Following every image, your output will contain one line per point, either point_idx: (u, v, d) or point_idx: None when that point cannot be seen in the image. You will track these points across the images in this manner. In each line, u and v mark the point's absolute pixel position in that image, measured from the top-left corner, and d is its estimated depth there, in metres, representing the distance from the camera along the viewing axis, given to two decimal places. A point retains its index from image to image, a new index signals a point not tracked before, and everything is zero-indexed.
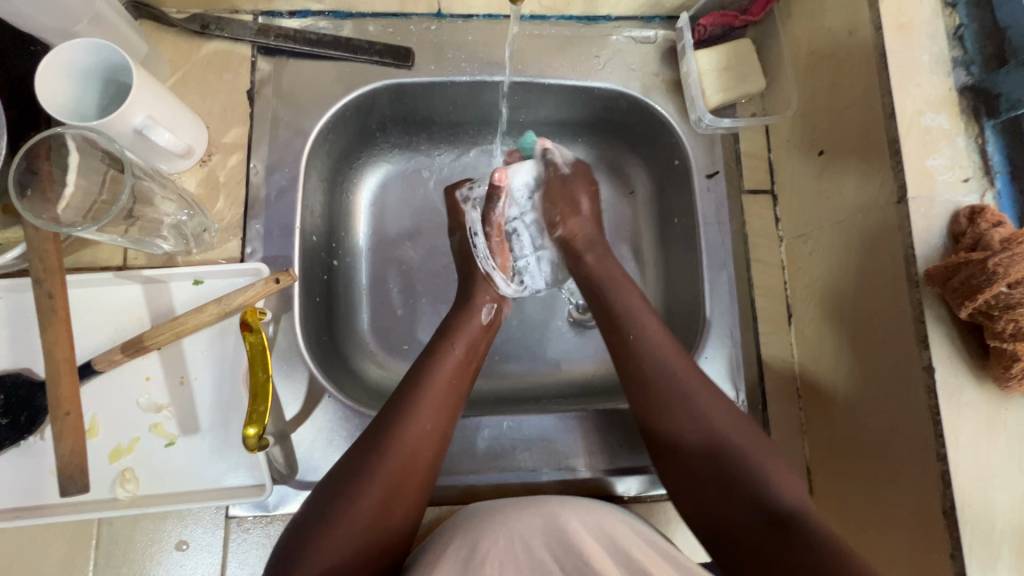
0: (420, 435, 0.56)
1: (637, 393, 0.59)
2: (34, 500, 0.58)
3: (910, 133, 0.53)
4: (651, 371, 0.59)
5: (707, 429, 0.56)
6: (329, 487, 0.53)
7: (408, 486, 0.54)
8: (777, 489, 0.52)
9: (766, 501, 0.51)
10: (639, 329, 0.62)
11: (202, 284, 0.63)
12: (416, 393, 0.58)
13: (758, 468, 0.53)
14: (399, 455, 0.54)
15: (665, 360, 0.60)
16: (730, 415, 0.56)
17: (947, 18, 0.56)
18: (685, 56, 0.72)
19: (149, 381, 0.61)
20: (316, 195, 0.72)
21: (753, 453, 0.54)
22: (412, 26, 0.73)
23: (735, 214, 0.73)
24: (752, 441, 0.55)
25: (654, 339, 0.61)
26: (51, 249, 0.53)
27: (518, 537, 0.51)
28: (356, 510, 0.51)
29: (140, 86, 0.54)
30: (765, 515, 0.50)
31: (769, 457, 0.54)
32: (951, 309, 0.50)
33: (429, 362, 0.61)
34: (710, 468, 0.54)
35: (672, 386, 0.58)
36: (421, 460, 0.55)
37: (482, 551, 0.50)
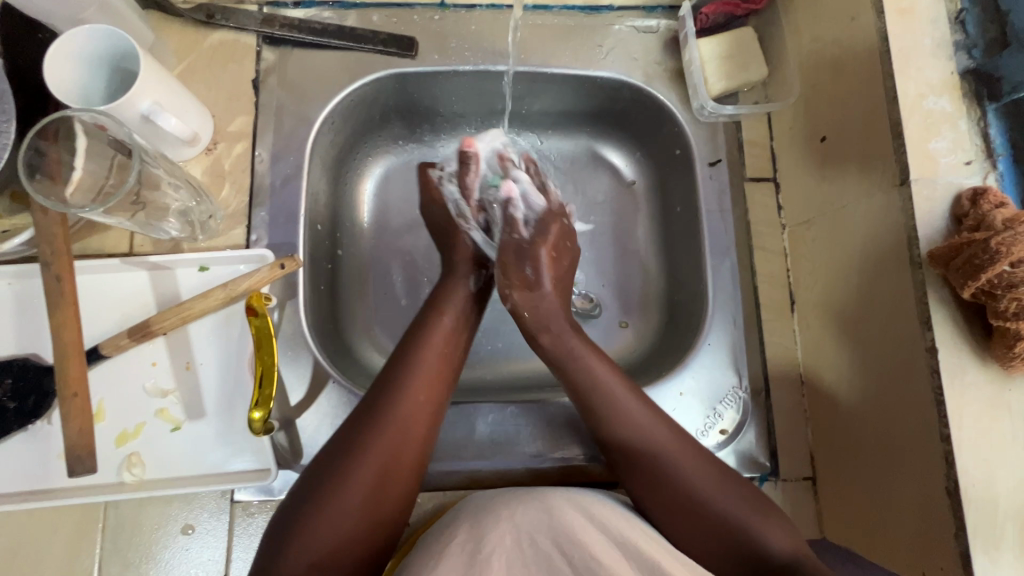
0: (412, 405, 0.56)
1: (618, 441, 0.59)
2: (41, 484, 0.59)
3: (912, 117, 0.54)
4: (624, 435, 0.59)
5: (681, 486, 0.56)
6: (325, 460, 0.53)
7: (403, 460, 0.54)
8: (765, 540, 0.52)
9: (764, 559, 0.52)
10: (585, 364, 0.63)
11: (208, 270, 0.64)
12: (406, 366, 0.59)
13: (744, 528, 0.53)
14: (392, 429, 0.54)
15: (645, 435, 0.59)
16: (718, 479, 0.56)
17: (949, 2, 0.56)
18: (687, 44, 0.73)
19: (155, 366, 0.62)
20: (320, 183, 0.72)
21: (734, 510, 0.54)
22: (415, 16, 0.73)
23: (738, 202, 0.73)
24: (738, 496, 0.55)
25: (622, 406, 0.60)
26: (59, 233, 0.54)
27: (520, 531, 0.51)
28: (351, 484, 0.51)
29: (147, 71, 0.55)
30: (755, 567, 0.52)
31: (765, 520, 0.54)
32: (954, 289, 0.50)
33: (419, 336, 0.62)
34: (677, 515, 0.56)
35: (600, 397, 0.61)
36: (415, 434, 0.55)
37: (487, 543, 0.50)
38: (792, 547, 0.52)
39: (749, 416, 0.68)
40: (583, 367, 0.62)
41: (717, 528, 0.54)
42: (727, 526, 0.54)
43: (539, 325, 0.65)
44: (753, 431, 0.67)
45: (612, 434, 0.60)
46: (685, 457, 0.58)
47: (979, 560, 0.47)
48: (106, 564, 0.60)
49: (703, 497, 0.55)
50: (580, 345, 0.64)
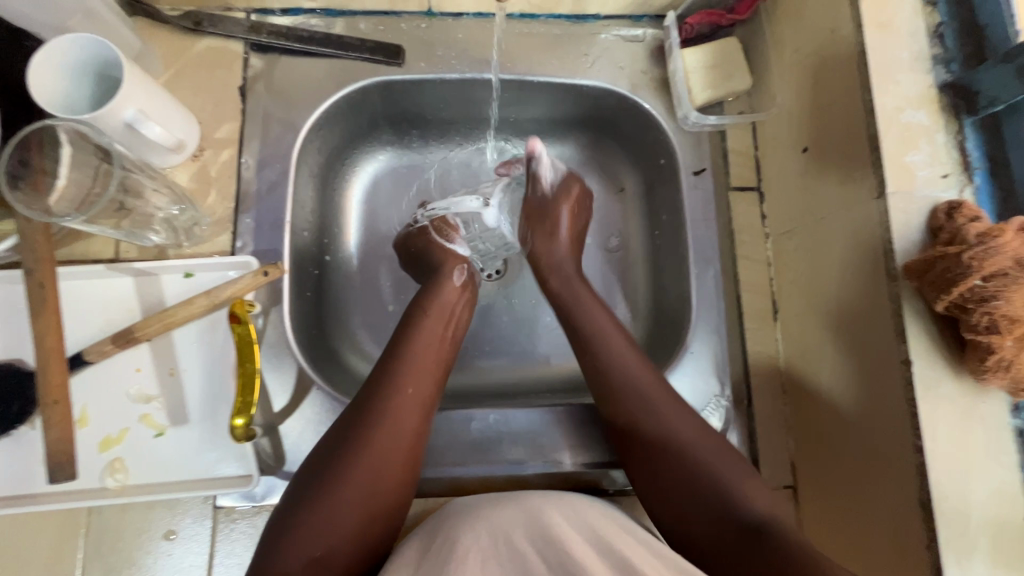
0: (402, 402, 0.57)
1: (594, 368, 0.63)
2: (24, 489, 0.59)
3: (890, 130, 0.54)
4: (615, 380, 0.61)
5: (670, 437, 0.57)
6: (319, 459, 0.54)
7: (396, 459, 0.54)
8: (740, 496, 0.52)
9: (732, 512, 0.51)
10: (587, 320, 0.66)
11: (193, 277, 0.64)
12: (397, 366, 0.59)
13: (726, 487, 0.53)
14: (384, 429, 0.55)
15: (637, 381, 0.61)
16: (692, 426, 0.57)
17: (927, 16, 0.57)
18: (672, 54, 0.73)
19: (139, 372, 0.62)
20: (307, 189, 0.72)
21: (717, 466, 0.54)
22: (402, 24, 0.74)
23: (722, 211, 0.73)
24: (718, 451, 0.56)
25: (616, 355, 0.63)
26: (42, 240, 0.54)
27: (495, 533, 0.51)
28: (345, 481, 0.51)
29: (131, 79, 0.55)
30: (732, 525, 0.51)
31: (731, 470, 0.54)
32: (929, 303, 0.51)
33: (406, 336, 0.63)
34: (664, 462, 0.56)
35: (603, 348, 0.63)
36: (406, 432, 0.56)
37: (463, 545, 0.50)
38: (767, 509, 0.51)
39: (731, 424, 0.68)
40: (587, 317, 0.66)
41: (700, 489, 0.53)
42: (695, 470, 0.54)
43: (551, 270, 0.71)
44: (735, 439, 0.68)
45: (594, 364, 0.63)
46: (678, 416, 0.58)
47: (951, 571, 0.47)
48: (89, 569, 0.60)
49: (681, 451, 0.56)
50: (580, 293, 0.68)
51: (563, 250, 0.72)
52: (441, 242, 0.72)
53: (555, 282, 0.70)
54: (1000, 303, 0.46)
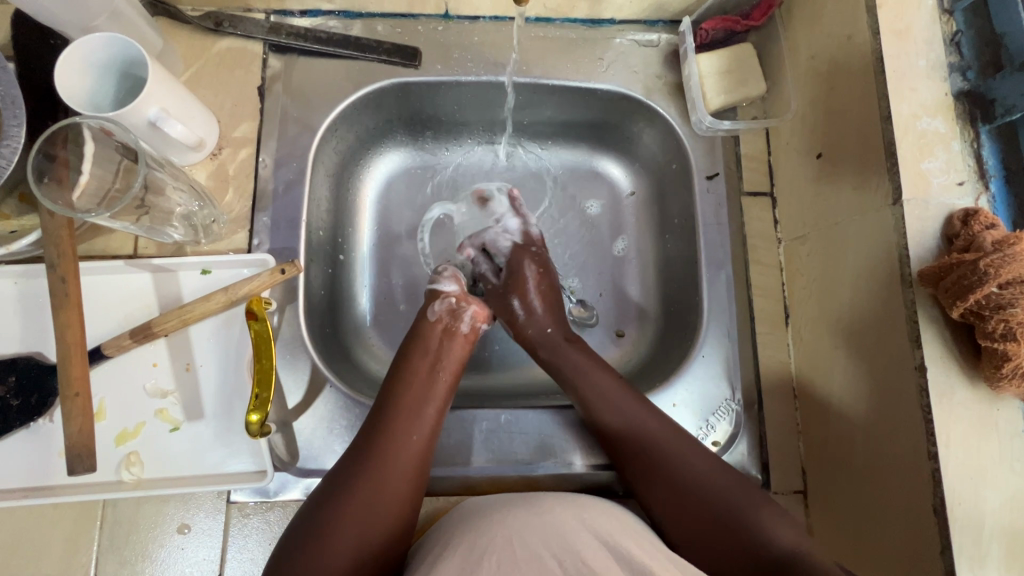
0: (390, 450, 0.57)
1: (613, 433, 0.62)
2: (42, 480, 0.60)
3: (906, 137, 0.54)
4: (615, 422, 0.62)
5: (699, 497, 0.56)
6: (313, 508, 0.54)
7: (395, 495, 0.55)
8: (770, 536, 0.52)
9: (761, 553, 0.52)
10: (600, 401, 0.63)
11: (210, 273, 0.65)
12: (395, 401, 0.60)
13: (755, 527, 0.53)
14: (382, 467, 0.55)
15: (661, 444, 0.60)
16: (708, 465, 0.58)
17: (944, 24, 0.57)
18: (687, 59, 0.74)
19: (156, 367, 0.63)
20: (323, 188, 0.73)
21: (747, 511, 0.54)
22: (419, 26, 0.74)
23: (734, 215, 0.74)
24: (737, 485, 0.57)
25: (607, 389, 0.63)
26: (65, 234, 0.55)
27: (510, 533, 0.53)
28: (331, 549, 0.51)
29: (155, 78, 0.56)
30: (766, 564, 0.51)
31: (762, 514, 0.54)
32: (944, 310, 0.51)
33: (403, 370, 0.63)
34: (695, 512, 0.56)
35: (626, 433, 0.61)
36: (407, 467, 0.56)
37: (482, 543, 0.52)
38: (795, 543, 0.52)
39: (741, 429, 0.68)
40: (604, 408, 0.63)
41: (730, 533, 0.54)
42: (717, 507, 0.55)
43: (527, 321, 0.71)
44: (745, 444, 0.68)
45: (613, 429, 0.62)
46: (697, 461, 0.58)
47: None
48: (103, 561, 0.60)
49: (716, 501, 0.56)
50: (581, 359, 0.67)
51: (540, 314, 0.71)
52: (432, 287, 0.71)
53: (530, 331, 0.70)
54: (1016, 310, 0.47)
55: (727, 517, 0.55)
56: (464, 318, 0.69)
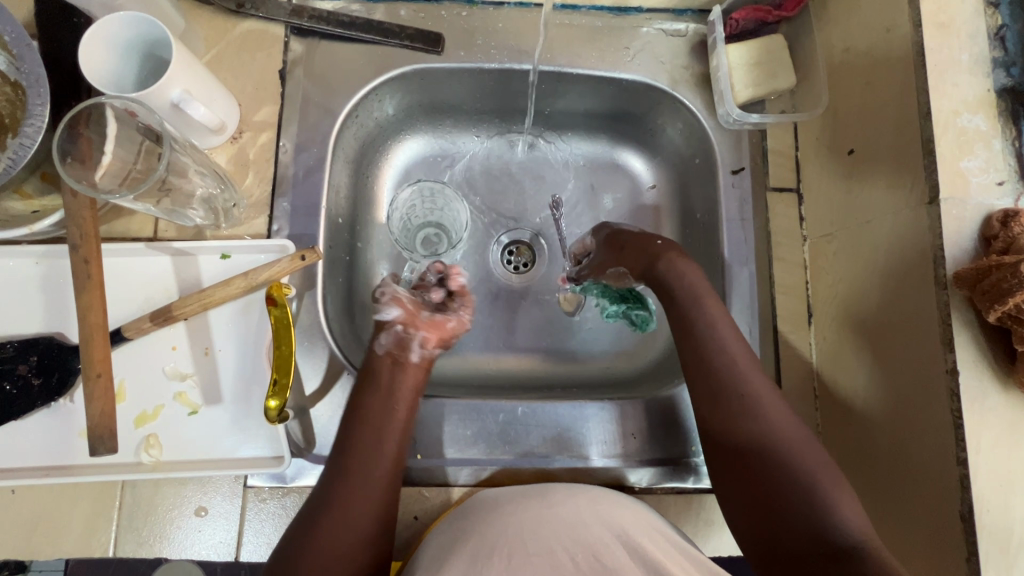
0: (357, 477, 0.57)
1: (710, 372, 0.59)
2: (63, 460, 0.60)
3: (945, 134, 0.53)
4: (717, 370, 0.59)
5: (783, 459, 0.54)
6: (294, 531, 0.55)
7: (359, 539, 0.55)
8: (840, 517, 0.51)
9: (826, 536, 0.50)
10: (710, 337, 0.60)
11: (229, 258, 0.65)
12: (355, 432, 0.59)
13: (825, 503, 0.52)
14: (346, 500, 0.56)
15: (757, 397, 0.57)
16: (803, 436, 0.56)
17: (989, 18, 0.55)
18: (715, 50, 0.72)
19: (175, 350, 0.63)
20: (342, 175, 0.73)
21: (823, 485, 0.52)
22: (443, 12, 0.73)
23: (759, 211, 0.72)
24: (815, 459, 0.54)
25: (716, 336, 0.60)
26: (87, 216, 0.55)
27: (522, 526, 0.54)
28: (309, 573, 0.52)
29: (179, 60, 0.55)
30: (824, 548, 0.50)
31: (838, 489, 0.52)
32: (979, 313, 0.50)
33: (363, 405, 0.61)
34: (763, 482, 0.54)
35: (729, 375, 0.58)
36: (371, 499, 0.56)
37: (493, 539, 0.53)
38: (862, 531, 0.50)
39: None
40: (714, 343, 0.60)
41: (796, 509, 0.52)
42: (796, 480, 0.53)
43: (642, 248, 0.66)
44: None
45: (710, 372, 0.59)
46: (788, 427, 0.56)
47: None
48: (122, 541, 0.61)
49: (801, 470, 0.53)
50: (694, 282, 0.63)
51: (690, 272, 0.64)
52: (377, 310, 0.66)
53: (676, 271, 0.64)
54: None
55: (797, 488, 0.53)
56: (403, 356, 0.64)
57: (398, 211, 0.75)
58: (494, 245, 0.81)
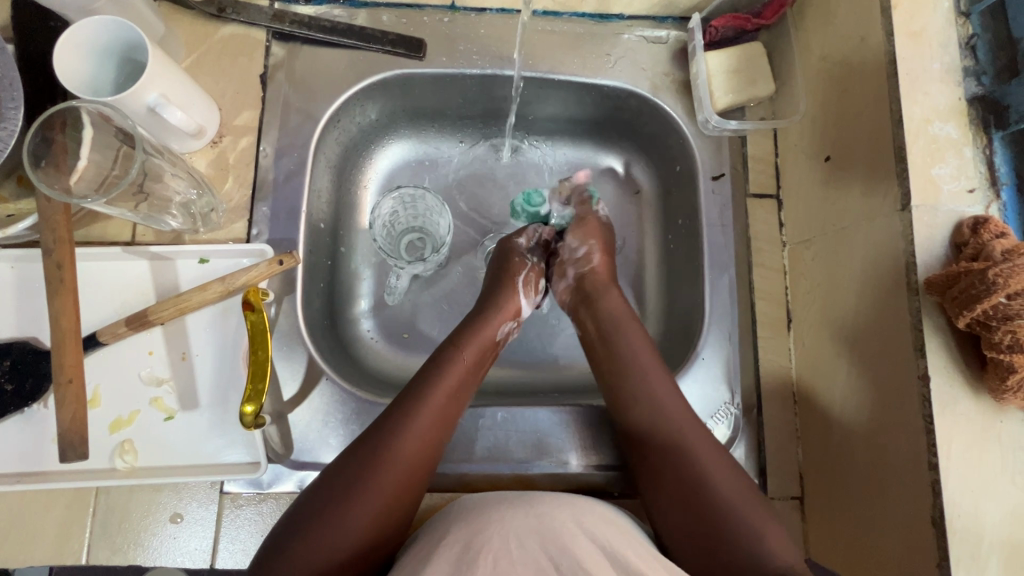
0: (417, 438, 0.57)
1: (633, 413, 0.63)
2: (36, 466, 0.60)
3: (917, 141, 0.53)
4: (639, 393, 0.63)
5: (705, 486, 0.57)
6: (333, 475, 0.55)
7: (402, 482, 0.55)
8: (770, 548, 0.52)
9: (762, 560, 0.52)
10: (636, 374, 0.65)
11: (207, 263, 0.64)
12: (413, 389, 0.60)
13: (752, 529, 0.54)
14: (397, 454, 0.55)
15: (676, 424, 0.61)
16: (721, 464, 0.58)
17: (960, 27, 0.56)
18: (695, 57, 0.72)
19: (152, 355, 0.62)
20: (323, 180, 0.73)
21: (742, 509, 0.55)
22: (425, 17, 0.73)
23: (739, 217, 0.73)
24: (736, 490, 0.57)
25: (644, 369, 0.65)
26: (61, 220, 0.54)
27: (508, 532, 0.53)
28: (348, 521, 0.52)
29: (155, 63, 0.55)
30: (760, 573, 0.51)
31: (761, 517, 0.55)
32: (950, 319, 0.50)
33: (439, 377, 0.61)
34: (691, 516, 0.56)
35: (650, 413, 0.62)
36: (415, 455, 0.57)
37: (477, 540, 0.52)
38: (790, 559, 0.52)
39: (740, 432, 0.68)
40: (640, 379, 0.64)
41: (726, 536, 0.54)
42: (719, 507, 0.55)
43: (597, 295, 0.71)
44: (743, 447, 0.68)
45: (633, 405, 0.63)
46: (708, 453, 0.59)
47: None
48: (95, 548, 0.60)
49: (730, 496, 0.56)
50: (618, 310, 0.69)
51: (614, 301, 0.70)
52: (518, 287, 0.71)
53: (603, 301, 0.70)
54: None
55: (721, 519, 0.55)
56: (528, 275, 0.72)
57: (381, 217, 0.75)
58: (477, 257, 0.82)
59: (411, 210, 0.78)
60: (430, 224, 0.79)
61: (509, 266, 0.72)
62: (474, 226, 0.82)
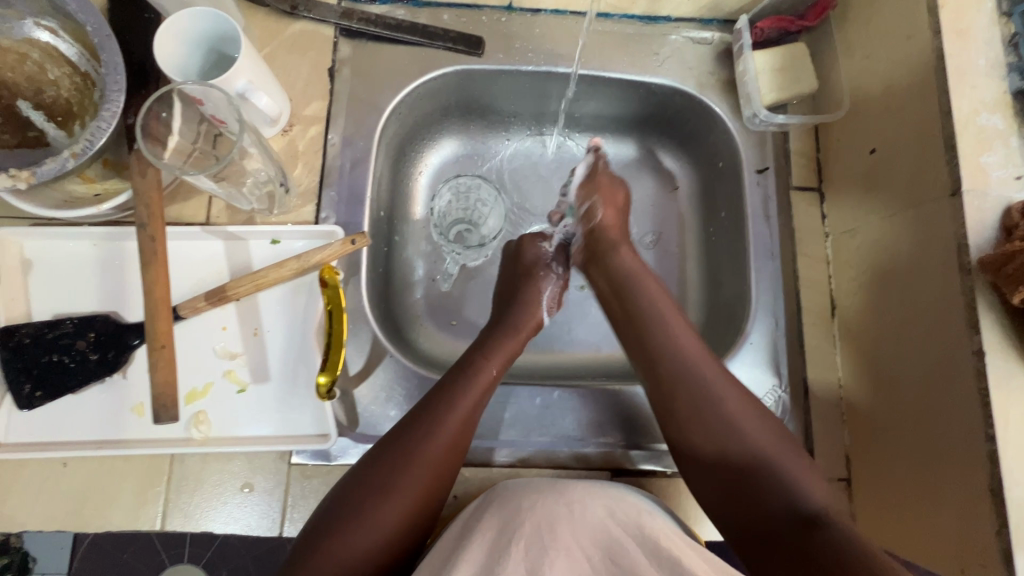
0: (439, 445, 0.58)
1: (667, 370, 0.64)
2: (116, 434, 0.62)
3: (966, 131, 0.56)
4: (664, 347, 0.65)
5: (736, 431, 0.60)
6: (358, 481, 0.56)
7: (424, 489, 0.56)
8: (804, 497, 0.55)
9: (793, 507, 0.55)
10: (665, 332, 0.66)
11: (279, 243, 0.68)
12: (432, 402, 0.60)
13: (786, 477, 0.57)
14: (417, 459, 0.56)
15: (701, 370, 0.63)
16: (746, 409, 0.61)
17: (1003, 26, 0.59)
18: (742, 56, 0.76)
19: (225, 330, 0.65)
20: (383, 168, 0.76)
21: (769, 451, 0.59)
22: (483, 17, 0.77)
23: (783, 208, 0.75)
24: (770, 438, 0.60)
25: (670, 320, 0.67)
26: (155, 197, 0.58)
27: (540, 520, 0.53)
28: (374, 524, 0.53)
29: (247, 52, 0.59)
30: (798, 520, 0.54)
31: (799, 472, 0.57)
32: (1003, 296, 0.53)
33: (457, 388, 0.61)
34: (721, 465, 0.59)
35: (686, 377, 0.63)
36: (435, 460, 0.57)
37: (511, 530, 0.53)
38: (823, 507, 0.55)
39: (787, 415, 0.70)
40: (667, 338, 0.66)
41: (755, 483, 0.57)
42: (753, 451, 0.59)
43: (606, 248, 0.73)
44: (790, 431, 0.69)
45: (663, 345, 0.65)
46: (732, 400, 0.61)
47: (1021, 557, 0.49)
48: (169, 515, 0.62)
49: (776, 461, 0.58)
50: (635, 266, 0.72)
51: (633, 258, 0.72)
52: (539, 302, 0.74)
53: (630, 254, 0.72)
54: None
55: (754, 470, 0.58)
56: (551, 291, 0.76)
57: None
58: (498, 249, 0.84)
59: (465, 201, 0.83)
60: (481, 216, 0.84)
61: (534, 275, 0.76)
62: (521, 217, 0.85)
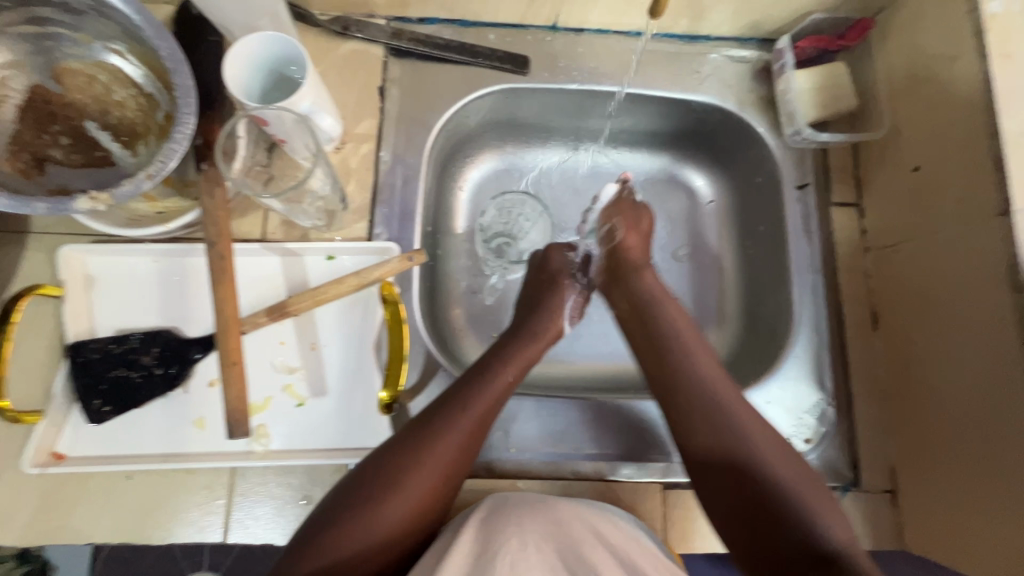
0: (446, 447, 0.58)
1: (683, 380, 0.65)
2: (178, 447, 0.63)
3: (1015, 151, 0.58)
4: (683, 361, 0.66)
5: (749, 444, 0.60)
6: (365, 476, 0.57)
7: (429, 493, 0.57)
8: (821, 530, 0.54)
9: (813, 541, 0.54)
10: (686, 351, 0.67)
11: (334, 260, 0.69)
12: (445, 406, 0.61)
13: (797, 502, 0.56)
14: (423, 462, 0.57)
15: (719, 384, 0.64)
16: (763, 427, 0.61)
17: None
18: (783, 75, 0.77)
19: (283, 345, 0.67)
20: (429, 185, 0.78)
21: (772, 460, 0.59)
22: (529, 37, 0.79)
23: (823, 224, 0.77)
24: (780, 453, 0.60)
25: (688, 340, 0.68)
26: (222, 216, 0.59)
27: (526, 538, 0.54)
28: (377, 519, 0.55)
29: (312, 75, 0.60)
30: (809, 557, 0.53)
31: (821, 502, 0.57)
32: None
33: (469, 393, 0.62)
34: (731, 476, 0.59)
35: (703, 390, 0.64)
36: (439, 462, 0.58)
37: (496, 547, 0.53)
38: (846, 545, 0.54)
39: (832, 427, 0.71)
40: (687, 357, 0.66)
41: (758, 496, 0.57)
42: (756, 462, 0.59)
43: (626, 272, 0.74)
44: (835, 443, 0.70)
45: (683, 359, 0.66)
46: (747, 414, 0.62)
47: None
48: (229, 529, 0.62)
49: (777, 483, 0.58)
50: (659, 290, 0.72)
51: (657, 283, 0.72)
52: (558, 313, 0.74)
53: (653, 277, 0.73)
54: None
55: (762, 485, 0.58)
56: (572, 300, 0.76)
57: None
58: None
59: (503, 216, 0.86)
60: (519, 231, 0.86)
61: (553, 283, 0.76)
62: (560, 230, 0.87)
